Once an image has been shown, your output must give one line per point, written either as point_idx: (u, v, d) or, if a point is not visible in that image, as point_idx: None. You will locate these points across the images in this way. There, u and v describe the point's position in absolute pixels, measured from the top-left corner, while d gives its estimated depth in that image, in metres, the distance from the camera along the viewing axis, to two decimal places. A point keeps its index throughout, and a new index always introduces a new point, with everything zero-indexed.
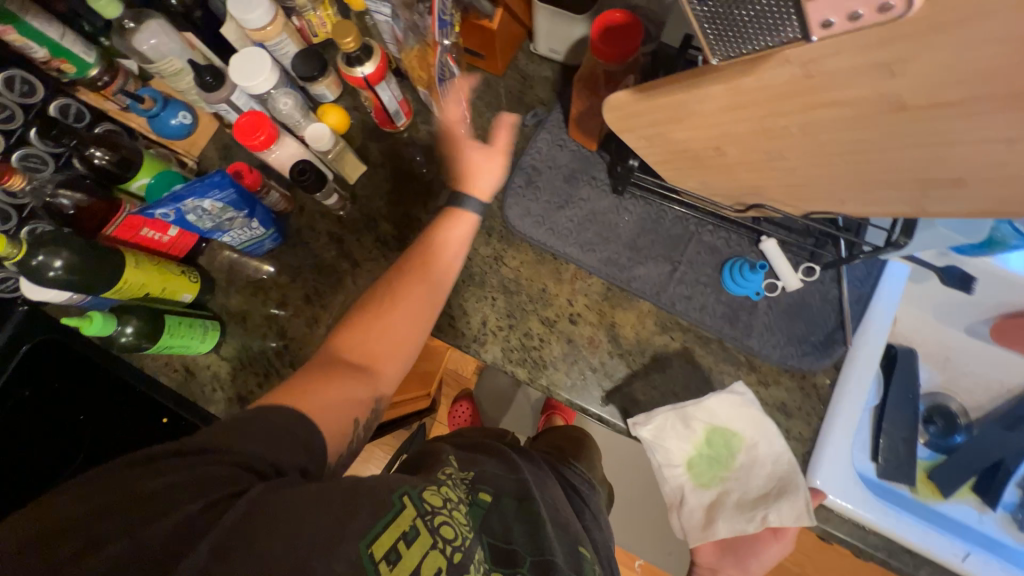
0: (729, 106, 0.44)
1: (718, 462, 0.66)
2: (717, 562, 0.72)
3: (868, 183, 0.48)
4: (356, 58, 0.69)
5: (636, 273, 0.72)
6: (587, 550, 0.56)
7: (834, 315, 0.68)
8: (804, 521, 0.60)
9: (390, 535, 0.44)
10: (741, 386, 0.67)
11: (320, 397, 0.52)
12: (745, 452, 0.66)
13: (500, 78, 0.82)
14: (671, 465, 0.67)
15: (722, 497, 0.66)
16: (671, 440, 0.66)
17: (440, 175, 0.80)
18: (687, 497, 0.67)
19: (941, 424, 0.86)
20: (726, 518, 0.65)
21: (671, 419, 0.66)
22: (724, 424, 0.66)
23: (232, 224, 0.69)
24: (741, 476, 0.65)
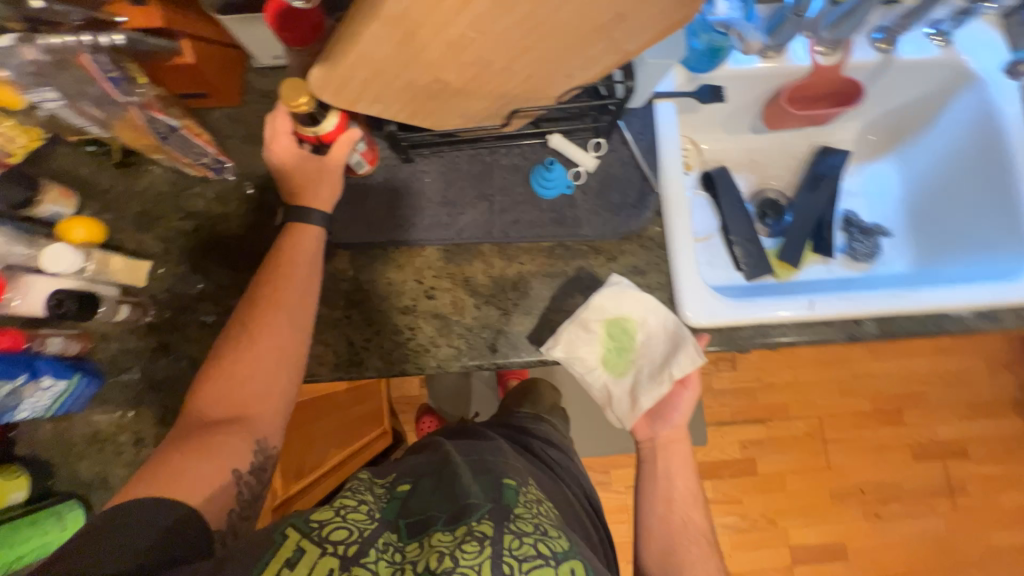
0: (404, 38, 0.44)
1: (625, 349, 0.71)
2: (652, 431, 0.74)
3: (569, 50, 0.51)
4: (312, 116, 0.57)
5: (462, 224, 0.73)
6: (513, 480, 0.53)
7: (636, 172, 0.74)
8: (699, 361, 0.68)
9: (273, 566, 0.40)
10: (615, 276, 0.70)
11: (197, 463, 0.51)
12: (642, 330, 0.71)
13: (243, 108, 0.76)
14: (591, 370, 0.70)
15: (638, 381, 0.71)
16: (583, 348, 0.69)
17: (233, 230, 0.74)
18: (613, 391, 0.72)
19: (772, 213, 0.96)
20: (646, 392, 0.71)
21: (573, 330, 0.69)
22: (616, 313, 0.70)
23: (15, 395, 0.59)
24: (645, 351, 0.71)
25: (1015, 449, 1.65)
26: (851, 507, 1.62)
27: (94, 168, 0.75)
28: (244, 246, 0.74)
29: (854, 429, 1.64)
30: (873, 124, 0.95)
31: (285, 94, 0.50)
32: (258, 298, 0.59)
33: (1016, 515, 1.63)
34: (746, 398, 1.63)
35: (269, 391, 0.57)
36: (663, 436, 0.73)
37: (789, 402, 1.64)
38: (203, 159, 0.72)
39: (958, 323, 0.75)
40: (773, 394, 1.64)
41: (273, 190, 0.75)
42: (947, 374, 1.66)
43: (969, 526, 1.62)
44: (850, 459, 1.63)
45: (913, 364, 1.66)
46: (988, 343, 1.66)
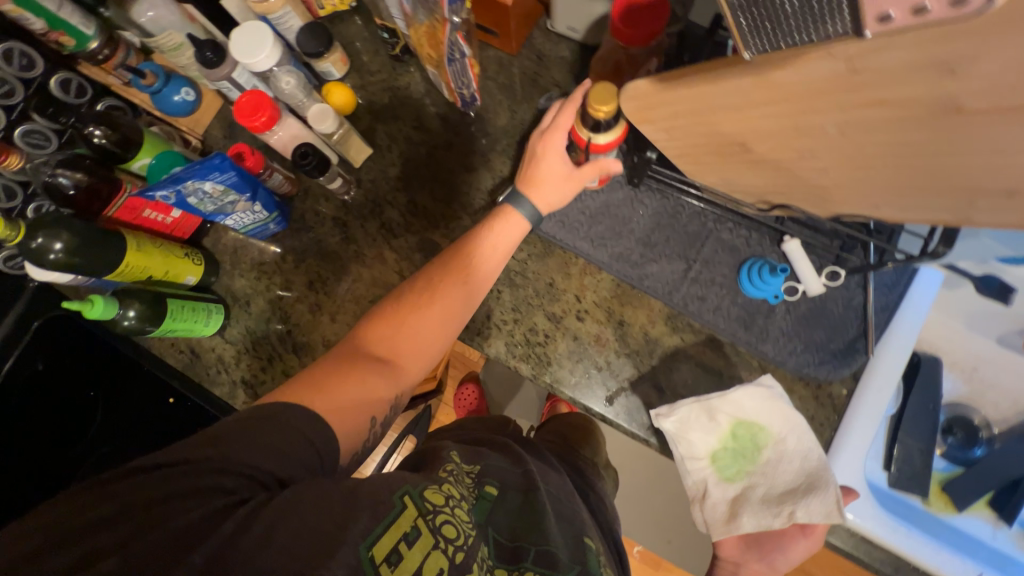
0: (758, 102, 0.40)
1: (743, 456, 0.63)
2: (741, 555, 0.68)
3: (909, 188, 0.43)
4: (598, 124, 0.54)
5: (647, 271, 0.69)
6: (593, 542, 0.53)
7: (855, 324, 0.65)
8: (834, 519, 0.57)
9: (391, 536, 0.41)
10: (769, 378, 0.64)
11: (338, 389, 0.50)
12: (771, 447, 0.63)
13: (514, 59, 0.78)
14: (695, 458, 0.63)
15: (744, 493, 0.62)
16: (696, 433, 0.63)
17: (446, 160, 0.77)
18: (711, 491, 0.63)
19: (961, 436, 0.82)
20: (751, 511, 0.61)
21: (694, 409, 0.64)
22: (749, 416, 0.63)
23: (233, 207, 0.67)
24: (768, 470, 0.62)
25: None
26: None
27: (371, 49, 0.81)
28: (447, 179, 0.76)
29: None
30: None
31: (594, 97, 0.51)
32: (450, 262, 0.60)
33: None
34: None
35: (419, 348, 0.57)
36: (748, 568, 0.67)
37: None
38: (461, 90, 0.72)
39: None
40: None
41: (497, 146, 0.76)
42: None
43: None
44: None
45: None
46: None
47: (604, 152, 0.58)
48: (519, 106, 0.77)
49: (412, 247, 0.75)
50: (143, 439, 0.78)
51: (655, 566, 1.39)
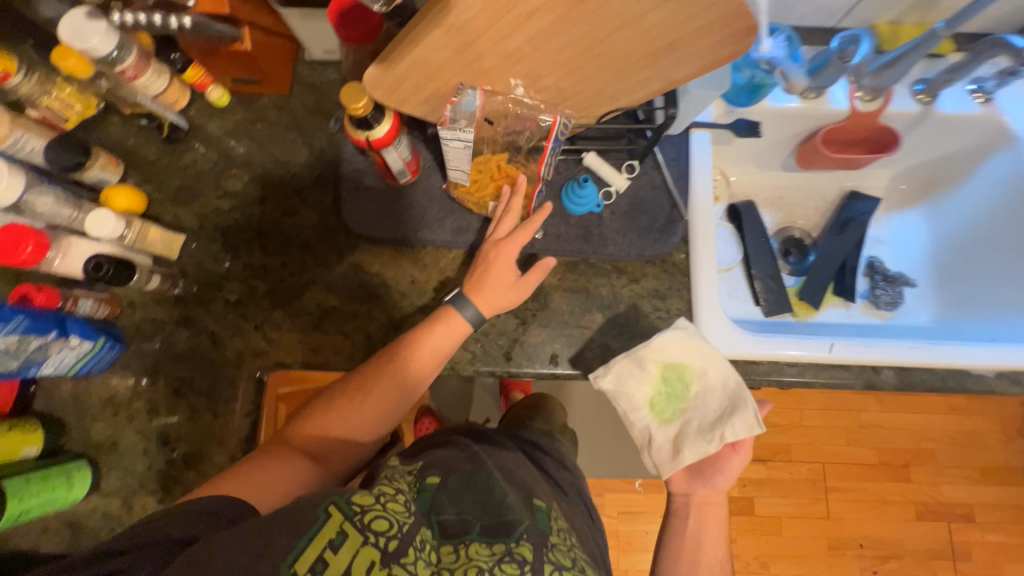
0: (463, 47, 0.46)
1: (676, 396, 0.71)
2: (689, 486, 0.73)
3: (614, 72, 0.52)
4: (368, 119, 0.57)
5: (489, 231, 0.73)
6: (542, 502, 0.57)
7: (666, 199, 0.75)
8: (756, 432, 0.67)
9: (314, 549, 0.42)
10: (683, 320, 0.69)
11: (264, 472, 0.55)
12: (697, 381, 0.71)
13: (289, 97, 0.79)
14: (636, 408, 0.71)
15: (682, 433, 0.71)
16: (631, 386, 0.69)
17: (267, 214, 0.76)
18: (654, 435, 0.72)
19: (797, 251, 0.96)
20: (690, 445, 0.70)
21: (627, 365, 0.69)
22: (676, 359, 0.70)
23: (43, 352, 0.62)
24: (697, 403, 0.71)
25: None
26: (847, 559, 1.58)
27: (142, 141, 0.77)
28: (275, 231, 0.75)
29: (858, 480, 1.60)
30: (907, 173, 0.95)
31: (345, 98, 0.54)
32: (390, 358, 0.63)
33: None
34: None
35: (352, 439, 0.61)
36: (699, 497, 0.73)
37: (794, 445, 1.61)
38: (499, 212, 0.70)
39: (980, 382, 0.73)
40: (777, 434, 1.61)
41: (309, 181, 0.77)
42: (960, 435, 1.62)
43: None
44: (852, 510, 1.59)
45: (927, 420, 1.62)
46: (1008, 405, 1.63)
47: (390, 144, 0.61)
48: (314, 138, 0.78)
49: (266, 308, 0.72)
50: None
51: (657, 488, 1.47)
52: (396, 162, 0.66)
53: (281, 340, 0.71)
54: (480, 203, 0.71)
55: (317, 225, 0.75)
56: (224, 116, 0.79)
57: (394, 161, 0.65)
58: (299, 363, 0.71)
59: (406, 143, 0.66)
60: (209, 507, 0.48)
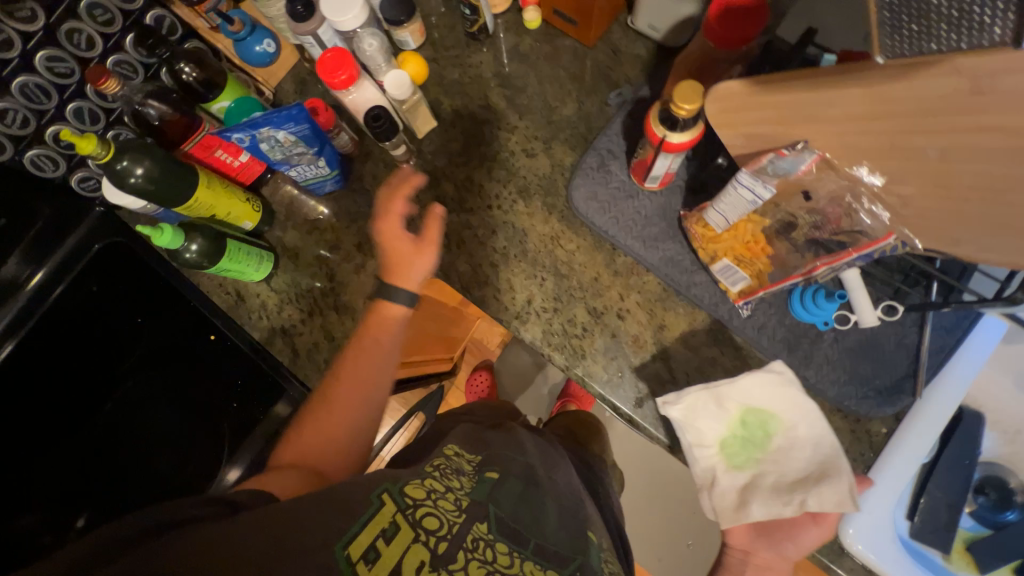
0: (860, 116, 0.39)
1: (752, 443, 0.61)
2: (751, 544, 0.65)
3: (995, 227, 0.41)
4: (677, 122, 0.54)
5: (696, 280, 0.68)
6: (595, 537, 0.54)
7: (907, 363, 0.63)
8: (847, 507, 0.57)
9: (368, 534, 0.42)
10: (779, 363, 0.62)
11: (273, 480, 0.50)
12: (781, 434, 0.61)
13: (589, 50, 0.77)
14: (703, 445, 0.62)
15: (756, 486, 0.61)
16: (702, 421, 0.62)
17: (509, 142, 0.77)
18: (719, 479, 0.61)
19: (993, 497, 0.78)
20: (761, 500, 0.60)
21: (702, 397, 0.62)
22: (760, 404, 0.62)
23: (299, 159, 0.69)
24: (779, 458, 0.61)
25: None
26: None
27: (449, 25, 0.81)
28: (507, 162, 0.76)
29: None
30: None
31: (677, 95, 0.51)
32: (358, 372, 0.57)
33: None
34: None
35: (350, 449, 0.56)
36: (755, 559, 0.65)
37: None
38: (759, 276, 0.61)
39: None
40: None
41: (560, 134, 0.76)
42: None
43: None
44: None
45: None
46: None
47: (674, 153, 0.57)
48: (587, 98, 0.77)
49: (462, 223, 0.75)
50: (180, 369, 0.80)
51: None
52: (657, 170, 0.63)
53: (456, 257, 0.74)
54: (710, 252, 0.64)
55: (544, 178, 0.75)
56: (524, 37, 0.80)
57: (658, 167, 0.62)
58: (460, 286, 0.73)
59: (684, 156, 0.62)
60: (229, 498, 0.44)
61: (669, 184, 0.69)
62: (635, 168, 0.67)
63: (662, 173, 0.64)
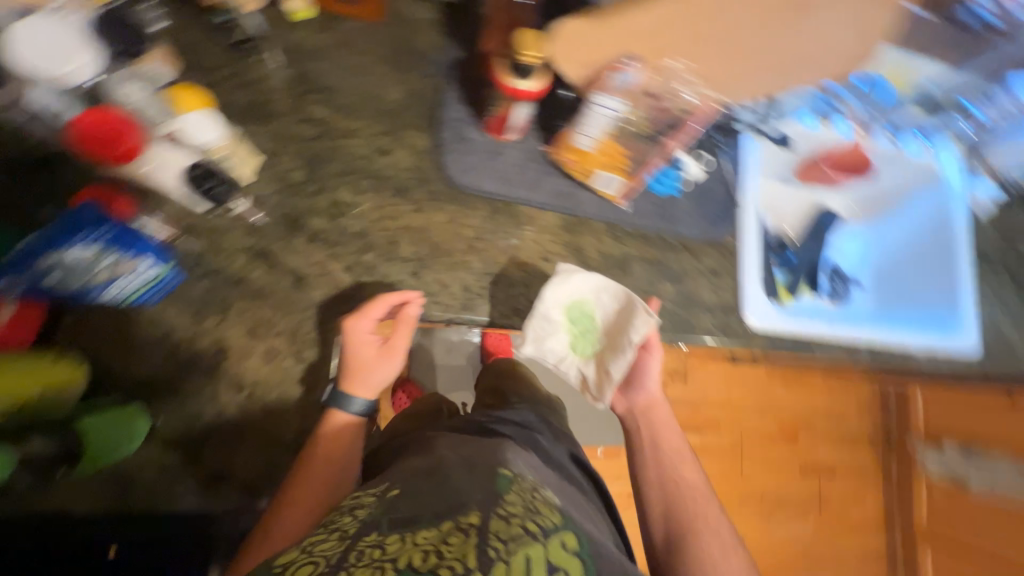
0: None
1: (587, 330, 0.74)
2: (628, 401, 0.69)
3: (759, 71, 0.59)
4: (523, 71, 0.58)
5: (583, 198, 0.78)
6: (510, 470, 0.45)
7: (726, 190, 0.86)
8: (654, 321, 0.69)
9: None
10: (562, 263, 0.73)
11: None
12: (598, 309, 0.75)
13: (382, 27, 0.73)
14: (561, 357, 0.74)
15: (602, 356, 0.73)
16: (549, 340, 0.73)
17: (356, 148, 0.70)
18: (585, 371, 0.74)
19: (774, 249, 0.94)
20: (614, 363, 0.72)
21: (536, 325, 0.72)
22: (574, 297, 0.74)
23: (114, 274, 0.52)
24: (606, 325, 0.74)
25: None
26: None
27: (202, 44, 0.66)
28: (365, 170, 0.70)
29: None
30: (861, 197, 0.95)
31: (522, 45, 0.55)
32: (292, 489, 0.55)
33: None
34: None
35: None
36: (640, 404, 0.68)
37: None
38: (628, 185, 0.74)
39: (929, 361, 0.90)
40: None
41: (402, 121, 0.72)
42: None
43: None
44: None
45: None
46: None
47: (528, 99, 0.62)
48: (406, 76, 0.74)
49: (357, 249, 0.68)
50: None
51: None
52: (516, 116, 0.67)
53: (372, 285, 0.68)
54: (585, 171, 0.74)
55: (412, 169, 0.72)
56: (305, 32, 0.71)
57: (516, 111, 0.66)
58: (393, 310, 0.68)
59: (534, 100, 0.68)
60: None
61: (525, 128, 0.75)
62: (492, 127, 0.71)
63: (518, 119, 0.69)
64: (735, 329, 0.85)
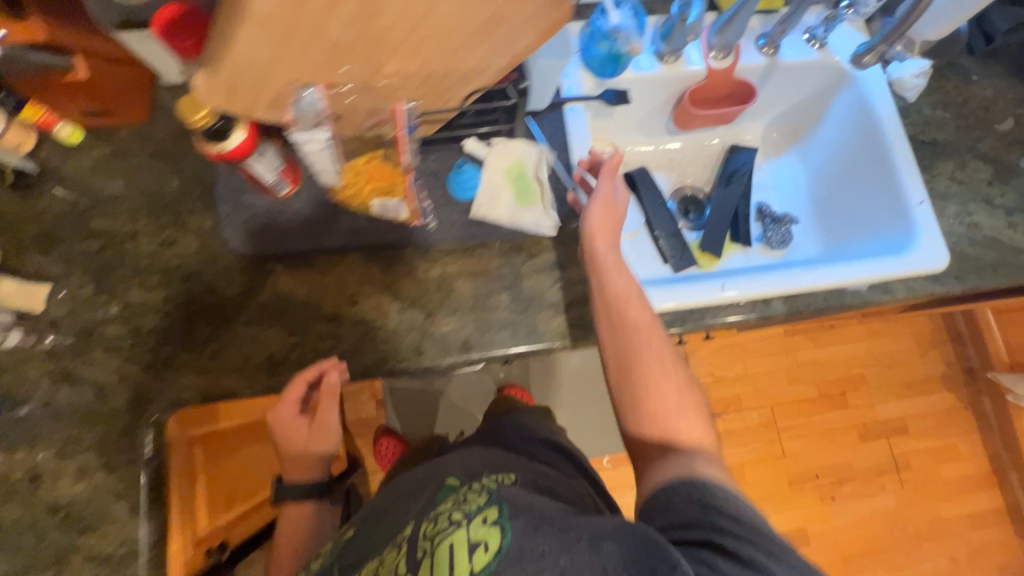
0: (283, 43, 0.45)
1: (527, 185, 0.75)
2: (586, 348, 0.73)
3: (447, 49, 0.52)
4: (217, 131, 0.55)
5: (382, 230, 0.72)
6: (453, 481, 0.55)
7: (551, 172, 0.77)
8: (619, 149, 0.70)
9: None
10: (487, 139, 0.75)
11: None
12: (532, 164, 0.76)
13: (150, 125, 0.75)
14: (513, 211, 0.74)
15: (547, 194, 0.75)
16: (498, 199, 0.73)
17: (141, 248, 0.71)
18: (536, 213, 0.74)
19: (694, 209, 1.01)
20: (559, 189, 0.75)
21: (489, 185, 0.74)
22: (511, 162, 0.75)
23: None
24: (539, 175, 0.75)
25: (946, 422, 1.80)
26: (807, 492, 1.71)
27: None
28: (153, 265, 0.70)
29: (804, 416, 1.77)
30: (777, 122, 1.02)
31: (183, 109, 0.52)
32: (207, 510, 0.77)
33: (959, 484, 1.76)
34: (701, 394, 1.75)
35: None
36: (594, 246, 0.67)
37: (741, 395, 1.76)
38: (416, 205, 0.70)
39: (857, 297, 0.79)
40: (728, 387, 1.77)
41: (184, 207, 0.73)
42: (883, 356, 1.83)
43: (916, 501, 1.74)
44: (803, 445, 1.74)
45: (854, 350, 1.82)
46: (916, 324, 1.85)
47: (247, 154, 0.60)
48: (182, 163, 0.74)
49: (153, 345, 0.68)
50: None
51: (624, 462, 1.66)
52: (264, 172, 0.65)
53: (172, 378, 0.67)
54: (364, 204, 0.69)
55: (199, 252, 0.71)
56: (81, 154, 0.74)
57: (261, 169, 0.64)
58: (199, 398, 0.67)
59: (274, 151, 0.65)
60: None
61: (302, 177, 0.72)
62: (260, 189, 0.69)
63: (279, 175, 0.67)
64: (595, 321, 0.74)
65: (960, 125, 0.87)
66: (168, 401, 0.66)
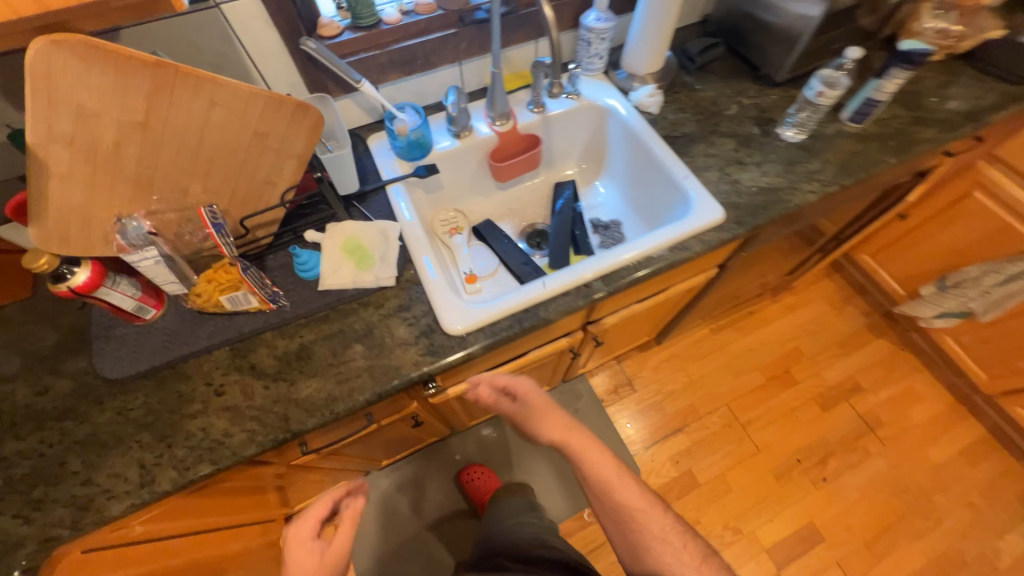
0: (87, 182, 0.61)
1: (363, 254, 0.88)
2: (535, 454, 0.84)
3: None
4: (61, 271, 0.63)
5: (241, 322, 0.82)
6: None
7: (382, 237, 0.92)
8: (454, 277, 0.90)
9: None
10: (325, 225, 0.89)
11: None
12: (365, 236, 0.89)
13: (33, 295, 0.87)
14: (356, 275, 0.86)
15: (383, 256, 0.88)
16: (339, 270, 0.86)
17: (18, 401, 0.77)
18: (375, 272, 0.87)
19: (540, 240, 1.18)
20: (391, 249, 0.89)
21: (329, 262, 0.86)
22: (345, 240, 0.88)
23: None
24: (373, 242, 0.89)
25: (893, 368, 1.84)
26: (797, 481, 1.64)
27: None
28: (29, 413, 0.76)
29: (761, 404, 1.77)
30: (583, 157, 1.26)
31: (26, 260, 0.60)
32: None
33: (934, 425, 1.74)
34: (657, 415, 1.75)
35: None
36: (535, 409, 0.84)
37: (695, 402, 1.77)
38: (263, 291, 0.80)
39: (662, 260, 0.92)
40: (681, 399, 1.77)
41: (61, 355, 0.81)
42: (807, 324, 1.92)
43: (904, 455, 1.68)
44: (772, 434, 1.71)
45: (780, 327, 1.92)
46: (823, 288, 1.99)
47: (95, 287, 0.66)
48: (61, 318, 0.85)
49: (24, 488, 0.70)
50: None
51: None
52: (125, 300, 0.74)
53: (42, 515, 0.68)
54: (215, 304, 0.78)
55: (73, 389, 0.78)
56: None
57: (120, 298, 0.73)
58: (68, 527, 0.68)
59: (128, 281, 0.74)
60: None
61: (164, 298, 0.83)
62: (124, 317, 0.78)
63: (138, 301, 0.76)
64: (444, 344, 0.82)
65: (700, 119, 1.11)
66: (36, 540, 0.67)
